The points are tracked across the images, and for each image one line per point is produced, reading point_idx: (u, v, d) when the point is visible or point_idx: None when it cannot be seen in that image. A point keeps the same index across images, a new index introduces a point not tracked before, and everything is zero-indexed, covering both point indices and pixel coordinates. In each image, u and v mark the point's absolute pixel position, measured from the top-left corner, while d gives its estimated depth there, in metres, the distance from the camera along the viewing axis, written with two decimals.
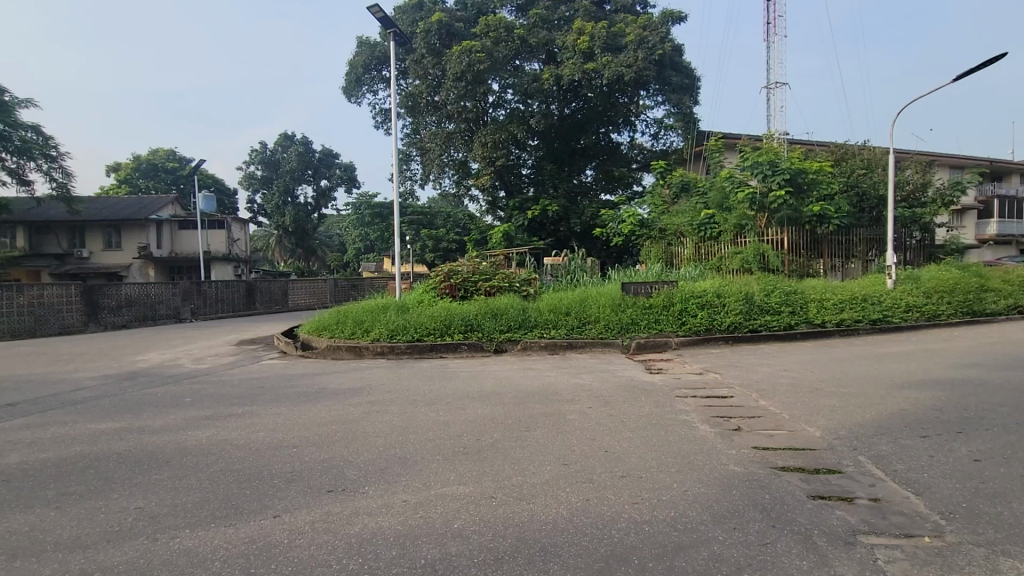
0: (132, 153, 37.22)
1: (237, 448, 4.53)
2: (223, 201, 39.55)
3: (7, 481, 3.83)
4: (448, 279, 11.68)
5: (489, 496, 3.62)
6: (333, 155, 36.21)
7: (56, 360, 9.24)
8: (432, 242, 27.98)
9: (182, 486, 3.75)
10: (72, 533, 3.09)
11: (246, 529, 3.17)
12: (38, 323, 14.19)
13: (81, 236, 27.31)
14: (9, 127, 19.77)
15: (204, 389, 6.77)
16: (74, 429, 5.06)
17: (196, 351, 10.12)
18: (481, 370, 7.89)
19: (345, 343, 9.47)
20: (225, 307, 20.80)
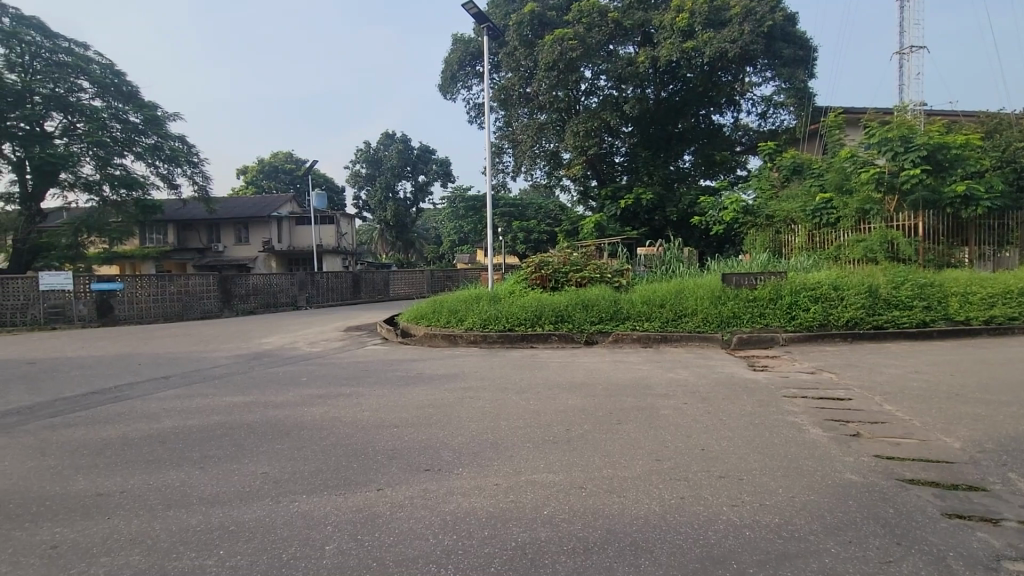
0: (258, 157, 41.55)
1: (346, 425, 4.93)
2: (333, 198, 43.00)
3: (164, 442, 4.49)
4: (539, 270, 11.74)
5: (580, 485, 3.60)
6: (430, 151, 37.85)
7: (198, 341, 10.62)
8: (523, 234, 28.44)
9: (300, 456, 4.15)
10: (212, 490, 3.55)
11: (353, 499, 3.43)
12: (184, 309, 16.39)
13: (217, 233, 31.12)
14: (162, 139, 23.06)
15: (317, 370, 7.42)
16: (214, 401, 5.79)
17: (310, 336, 11.12)
18: (571, 361, 7.87)
19: (440, 331, 9.88)
20: (335, 296, 22.67)
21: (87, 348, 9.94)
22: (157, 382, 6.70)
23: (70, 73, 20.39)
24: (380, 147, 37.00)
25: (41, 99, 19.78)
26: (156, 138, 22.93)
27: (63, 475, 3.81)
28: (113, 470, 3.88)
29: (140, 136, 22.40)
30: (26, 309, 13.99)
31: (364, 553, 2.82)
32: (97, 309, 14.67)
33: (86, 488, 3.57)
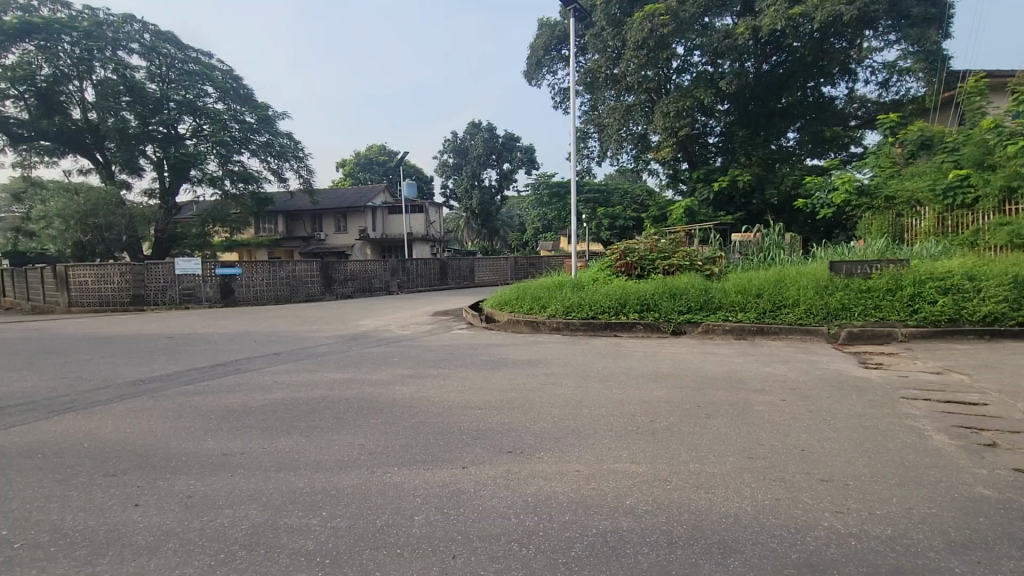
0: (356, 151, 44.21)
1: (433, 404, 5.16)
2: (423, 188, 44.78)
3: (275, 412, 4.97)
4: (624, 257, 11.42)
5: (665, 478, 3.49)
6: (515, 139, 38.10)
7: (304, 322, 11.61)
8: (608, 220, 27.87)
9: (392, 431, 4.41)
10: (315, 457, 3.88)
11: (439, 475, 3.59)
12: (291, 293, 17.95)
13: (320, 222, 33.66)
14: (272, 137, 25.26)
15: (407, 352, 7.83)
16: (316, 377, 6.31)
17: (402, 320, 11.73)
18: (658, 351, 7.62)
19: (523, 317, 9.96)
20: (424, 283, 23.66)
21: (213, 325, 11.23)
22: (270, 358, 7.42)
23: (198, 80, 22.97)
24: (467, 137, 37.85)
25: (175, 105, 22.42)
26: (268, 136, 25.18)
27: (196, 435, 4.35)
28: (235, 434, 4.37)
29: (255, 134, 24.71)
30: (165, 290, 16.06)
31: (450, 525, 2.94)
32: (221, 291, 16.50)
33: (213, 448, 4.06)
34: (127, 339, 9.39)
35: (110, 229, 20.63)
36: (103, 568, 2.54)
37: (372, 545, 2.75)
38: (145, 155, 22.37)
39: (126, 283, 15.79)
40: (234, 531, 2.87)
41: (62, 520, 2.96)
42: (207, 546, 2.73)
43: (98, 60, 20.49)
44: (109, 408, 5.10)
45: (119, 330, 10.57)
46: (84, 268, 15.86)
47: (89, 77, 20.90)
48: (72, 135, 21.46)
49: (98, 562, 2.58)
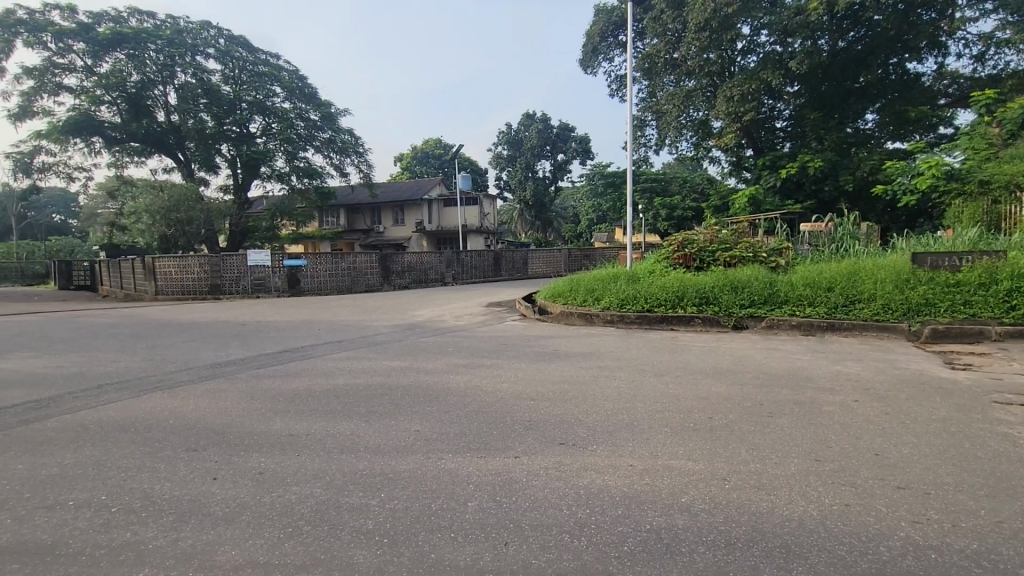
0: (413, 145, 45.22)
1: (487, 394, 5.23)
2: (477, 180, 45.23)
3: (337, 397, 5.21)
4: (682, 248, 11.07)
5: (722, 477, 3.37)
6: (570, 128, 37.67)
7: (364, 312, 12.07)
8: (666, 210, 27.07)
9: (447, 419, 4.52)
10: (374, 441, 4.04)
11: (492, 463, 3.65)
12: (352, 283, 18.70)
13: (379, 215, 34.79)
14: (335, 133, 26.27)
15: (461, 342, 7.97)
16: (375, 364, 6.56)
17: (456, 310, 11.95)
18: (717, 346, 7.34)
19: (577, 310, 9.88)
20: (478, 274, 23.97)
21: (281, 314, 11.89)
22: (332, 346, 7.78)
23: (267, 81, 24.24)
24: (521, 128, 37.77)
25: (247, 106, 23.76)
26: (331, 132, 26.22)
27: (266, 416, 4.64)
28: (302, 416, 4.63)
29: (319, 131, 25.79)
30: (239, 280, 17.13)
31: (502, 514, 2.98)
32: (288, 281, 17.43)
33: (281, 429, 4.32)
34: (206, 325, 10.11)
35: (190, 222, 22.25)
36: (186, 534, 2.76)
37: (427, 528, 2.83)
38: (221, 153, 23.87)
39: (205, 274, 16.99)
40: (300, 507, 3.04)
41: (151, 489, 3.25)
42: (276, 520, 2.90)
43: (179, 65, 22.04)
44: (191, 388, 5.54)
45: (199, 317, 11.41)
46: (169, 259, 17.20)
47: (172, 82, 22.55)
48: (157, 136, 23.22)
49: (181, 528, 2.81)
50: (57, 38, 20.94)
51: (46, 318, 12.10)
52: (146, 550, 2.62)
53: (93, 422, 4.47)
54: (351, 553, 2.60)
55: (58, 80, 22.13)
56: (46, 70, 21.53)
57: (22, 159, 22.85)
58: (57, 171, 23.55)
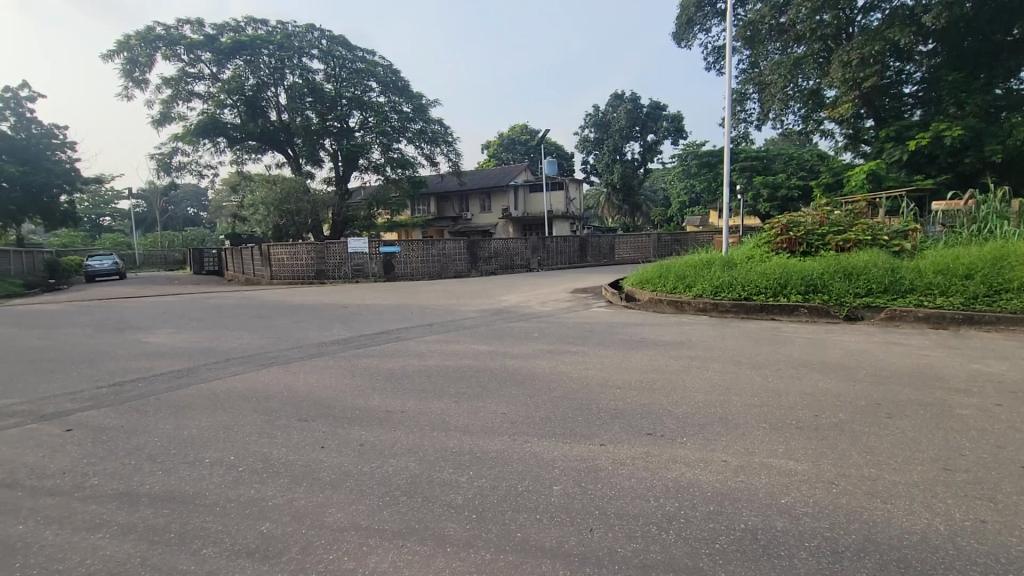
0: (499, 132, 45.73)
1: (573, 381, 5.21)
2: (563, 165, 44.81)
3: (429, 378, 5.45)
4: (786, 232, 10.24)
5: (830, 480, 3.10)
6: (661, 107, 36.09)
7: (452, 297, 12.48)
8: (768, 190, 25.13)
9: (532, 404, 4.56)
10: (463, 421, 4.19)
11: (578, 449, 3.64)
12: (442, 269, 19.43)
13: (466, 202, 35.73)
14: (426, 124, 27.25)
15: (547, 328, 8.01)
16: (464, 348, 6.78)
17: (541, 296, 11.98)
18: (825, 338, 6.73)
19: (666, 296, 9.48)
20: (564, 260, 23.90)
21: (377, 298, 12.64)
22: (424, 329, 8.14)
23: (364, 77, 25.62)
24: (608, 109, 36.69)
25: (347, 102, 25.28)
26: (422, 123, 27.21)
27: (365, 393, 4.97)
28: (397, 395, 4.90)
29: (411, 123, 26.86)
30: (341, 266, 18.38)
31: (587, 500, 2.97)
32: (383, 267, 18.47)
33: (379, 406, 4.60)
34: (312, 308, 11.02)
35: (299, 213, 24.21)
36: (299, 495, 3.04)
37: (514, 508, 2.89)
38: (324, 148, 25.66)
39: (311, 260, 18.43)
40: (396, 479, 3.24)
41: (270, 452, 3.63)
42: (376, 490, 3.11)
43: (288, 67, 23.94)
44: (302, 364, 6.08)
45: (307, 300, 12.44)
46: (281, 247, 18.88)
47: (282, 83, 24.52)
48: (270, 134, 25.43)
49: (294, 490, 3.10)
50: (189, 50, 23.50)
51: (184, 299, 13.82)
52: (266, 507, 2.92)
53: (222, 391, 5.04)
54: (442, 526, 2.72)
55: (190, 87, 24.89)
56: (181, 79, 24.28)
57: (163, 160, 26.07)
58: (190, 170, 26.61)
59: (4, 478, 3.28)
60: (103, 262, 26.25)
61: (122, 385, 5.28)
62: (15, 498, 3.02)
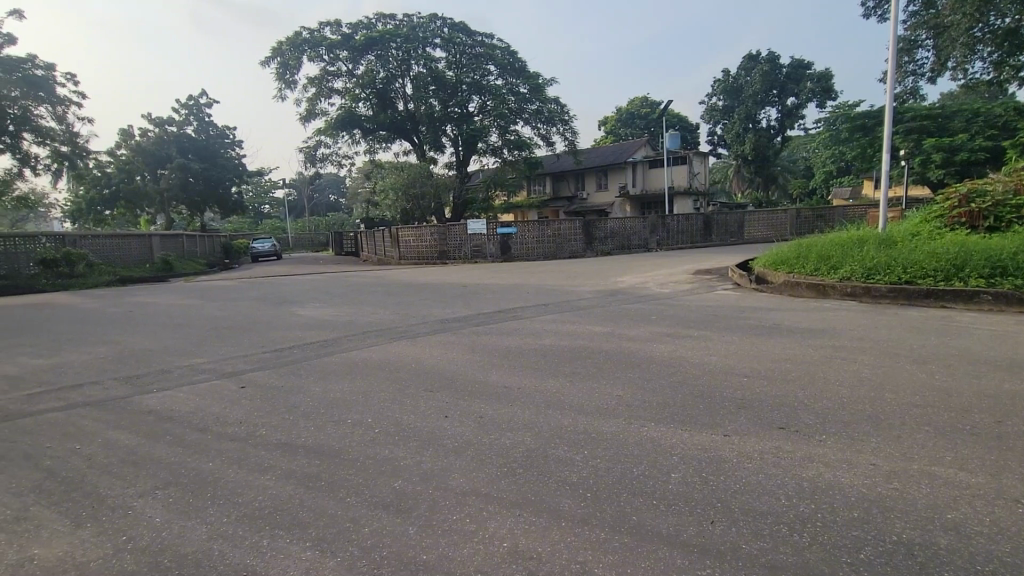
0: (617, 107, 44.22)
1: (693, 366, 4.97)
2: (686, 138, 42.18)
3: (545, 356, 5.54)
4: (967, 203, 8.71)
5: (1017, 499, 2.60)
6: (805, 66, 32.24)
7: (568, 277, 12.47)
8: (943, 154, 21.43)
9: (650, 388, 4.42)
10: (579, 401, 4.20)
11: (700, 438, 3.46)
12: (557, 249, 19.50)
13: (582, 180, 35.32)
14: (542, 104, 27.34)
15: (666, 310, 7.67)
16: (579, 328, 6.76)
17: (660, 277, 11.49)
18: (1015, 332, 5.61)
19: (805, 279, 8.54)
20: (686, 239, 22.65)
21: (495, 277, 13.05)
22: (539, 309, 8.25)
23: (483, 61, 26.22)
24: (741, 73, 33.58)
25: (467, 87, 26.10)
26: (539, 103, 27.35)
27: (485, 368, 5.19)
28: (513, 371, 5.05)
29: (528, 103, 27.14)
30: (461, 247, 19.23)
31: (711, 491, 2.83)
32: (500, 248, 18.99)
33: (497, 381, 4.78)
34: (436, 286, 11.73)
35: (424, 197, 25.73)
36: (427, 459, 3.29)
37: (631, 491, 2.84)
38: (446, 133, 26.82)
39: (435, 242, 19.52)
40: (515, 451, 3.35)
41: (400, 418, 3.95)
42: (495, 460, 3.24)
43: (414, 58, 25.31)
44: (427, 338, 6.52)
45: (431, 279, 13.23)
46: (408, 230, 20.26)
47: (408, 74, 25.99)
48: (398, 124, 27.22)
49: (422, 454, 3.35)
50: (329, 50, 25.83)
51: (328, 277, 15.49)
52: (398, 466, 3.19)
53: (360, 360, 5.58)
54: (558, 502, 2.76)
55: (330, 84, 27.40)
56: (323, 77, 26.85)
57: (310, 153, 29.16)
58: (331, 160, 29.49)
59: (197, 422, 3.97)
60: (264, 244, 30.38)
61: (282, 351, 6.09)
62: (205, 439, 3.64)
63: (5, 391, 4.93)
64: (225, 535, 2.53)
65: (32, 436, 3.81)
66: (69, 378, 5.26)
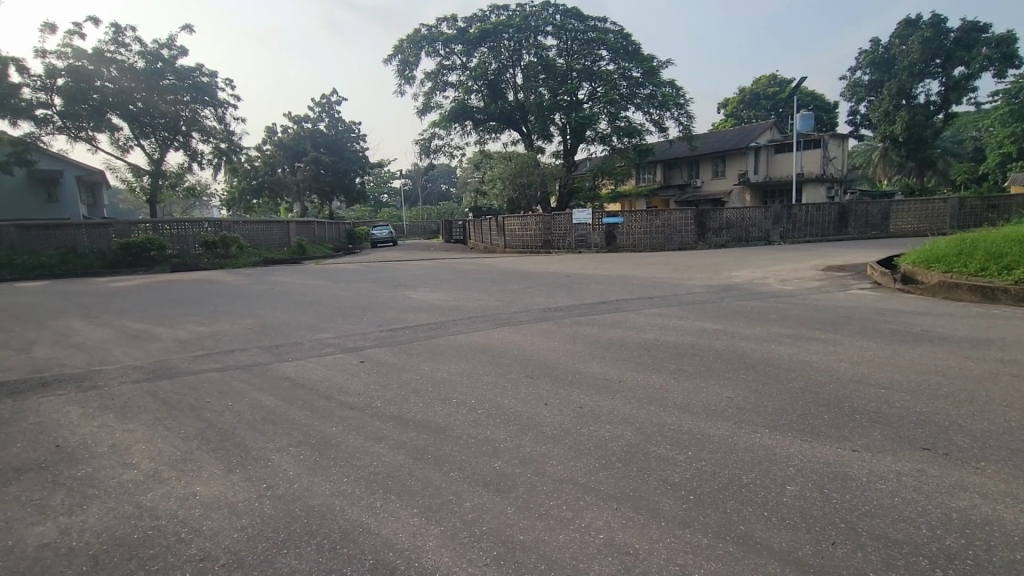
0: (740, 87, 40.97)
1: (819, 371, 4.51)
2: (821, 118, 38.04)
3: (651, 351, 5.35)
4: None
5: None
6: (981, 28, 27.20)
7: (678, 270, 11.90)
8: None
9: (764, 391, 4.11)
10: (684, 399, 4.00)
11: (821, 450, 3.14)
12: (666, 240, 18.70)
13: (697, 168, 33.40)
14: (656, 88, 26.59)
15: (787, 309, 7.03)
16: (688, 324, 6.42)
17: (783, 273, 10.54)
18: None
19: (966, 280, 7.34)
20: (815, 231, 20.55)
21: (600, 268, 12.84)
22: (644, 301, 7.98)
23: (595, 46, 25.79)
24: (895, 41, 29.33)
25: (577, 74, 25.87)
26: (652, 87, 26.63)
27: (586, 359, 5.15)
28: (617, 364, 4.95)
29: (640, 88, 26.54)
30: (565, 237, 19.11)
31: (833, 508, 2.56)
32: (606, 238, 18.61)
33: (597, 373, 4.70)
34: (540, 275, 11.83)
35: (531, 186, 25.76)
36: (526, 443, 3.35)
37: (739, 499, 2.66)
38: (554, 122, 26.59)
39: (540, 231, 19.65)
40: (614, 444, 3.29)
41: (502, 401, 4.06)
42: (593, 451, 3.22)
43: (525, 48, 25.61)
44: (530, 326, 6.62)
45: (536, 268, 13.35)
46: (514, 219, 20.65)
47: (520, 64, 26.33)
48: (508, 114, 27.66)
49: (521, 438, 3.42)
50: (445, 45, 26.92)
51: (438, 263, 16.29)
52: (498, 447, 3.29)
53: (465, 344, 5.82)
54: (657, 500, 2.67)
55: (445, 78, 28.55)
56: (438, 72, 28.05)
57: (425, 144, 30.67)
58: (444, 152, 30.77)
59: (323, 390, 4.43)
60: (383, 231, 32.71)
61: (396, 331, 6.55)
62: (330, 406, 4.04)
63: (177, 352, 5.84)
64: (344, 493, 2.79)
65: (195, 391, 4.49)
66: (223, 344, 6.10)
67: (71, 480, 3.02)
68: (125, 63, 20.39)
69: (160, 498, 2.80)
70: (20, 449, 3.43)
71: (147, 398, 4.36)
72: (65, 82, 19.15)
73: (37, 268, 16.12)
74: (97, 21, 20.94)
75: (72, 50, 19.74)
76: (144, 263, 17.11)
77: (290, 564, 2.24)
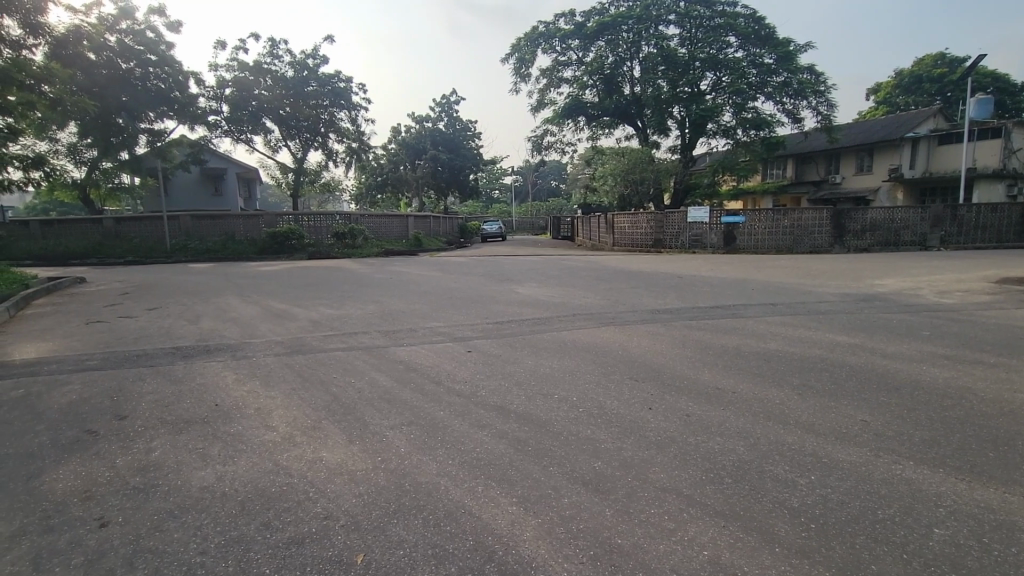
0: (896, 70, 35.92)
1: (989, 402, 3.81)
2: (1003, 102, 32.14)
3: (771, 362, 4.93)
4: None
5: None
6: None
7: (808, 275, 10.79)
8: None
9: (910, 418, 3.58)
10: (809, 418, 3.62)
11: (982, 493, 2.66)
12: (795, 242, 17.04)
13: (837, 162, 30.04)
14: (791, 74, 24.34)
15: (948, 326, 6.05)
16: (816, 336, 5.82)
17: (942, 284, 9.11)
18: None
19: None
20: (986, 236, 17.50)
21: (715, 270, 12.07)
22: (765, 308, 7.33)
23: (722, 32, 24.24)
24: None
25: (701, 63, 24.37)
26: (787, 74, 24.38)
27: (696, 365, 4.88)
28: (733, 373, 4.62)
29: (772, 76, 24.46)
30: (678, 236, 18.26)
31: (993, 561, 2.16)
32: (724, 238, 17.43)
33: (710, 381, 4.43)
34: (649, 275, 11.41)
35: (643, 183, 24.90)
36: (627, 446, 3.25)
37: (871, 535, 2.35)
38: (672, 116, 25.45)
39: (651, 229, 18.99)
40: (724, 458, 3.08)
41: (604, 402, 3.98)
42: (700, 462, 3.04)
43: (645, 39, 24.76)
44: (637, 327, 6.43)
45: (644, 268, 12.94)
46: (624, 216, 20.16)
47: (637, 57, 25.55)
48: (622, 108, 27.03)
49: (623, 441, 3.32)
50: (562, 41, 26.91)
51: (544, 259, 16.42)
52: (599, 448, 3.23)
53: (571, 341, 5.79)
54: (771, 523, 2.45)
55: (560, 74, 28.57)
56: (554, 68, 28.14)
57: (537, 141, 31.00)
58: (555, 148, 30.87)
59: (434, 375, 4.68)
60: (492, 226, 33.76)
61: (506, 324, 6.70)
62: (439, 392, 4.25)
63: (311, 331, 6.52)
64: (450, 474, 2.92)
65: (325, 366, 4.99)
66: (349, 327, 6.68)
67: (226, 435, 3.50)
68: (278, 72, 23.20)
69: (292, 458, 3.15)
70: (190, 404, 4.06)
71: (285, 370, 4.93)
72: (232, 91, 22.31)
73: (206, 252, 18.99)
74: (257, 36, 23.99)
75: (239, 63, 22.88)
76: (287, 249, 19.32)
77: (398, 534, 2.39)
